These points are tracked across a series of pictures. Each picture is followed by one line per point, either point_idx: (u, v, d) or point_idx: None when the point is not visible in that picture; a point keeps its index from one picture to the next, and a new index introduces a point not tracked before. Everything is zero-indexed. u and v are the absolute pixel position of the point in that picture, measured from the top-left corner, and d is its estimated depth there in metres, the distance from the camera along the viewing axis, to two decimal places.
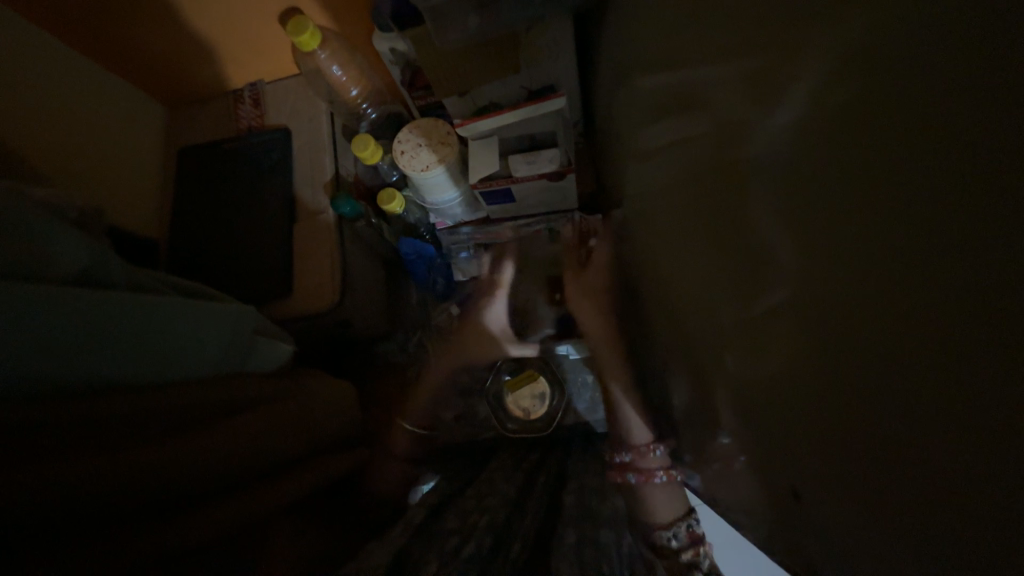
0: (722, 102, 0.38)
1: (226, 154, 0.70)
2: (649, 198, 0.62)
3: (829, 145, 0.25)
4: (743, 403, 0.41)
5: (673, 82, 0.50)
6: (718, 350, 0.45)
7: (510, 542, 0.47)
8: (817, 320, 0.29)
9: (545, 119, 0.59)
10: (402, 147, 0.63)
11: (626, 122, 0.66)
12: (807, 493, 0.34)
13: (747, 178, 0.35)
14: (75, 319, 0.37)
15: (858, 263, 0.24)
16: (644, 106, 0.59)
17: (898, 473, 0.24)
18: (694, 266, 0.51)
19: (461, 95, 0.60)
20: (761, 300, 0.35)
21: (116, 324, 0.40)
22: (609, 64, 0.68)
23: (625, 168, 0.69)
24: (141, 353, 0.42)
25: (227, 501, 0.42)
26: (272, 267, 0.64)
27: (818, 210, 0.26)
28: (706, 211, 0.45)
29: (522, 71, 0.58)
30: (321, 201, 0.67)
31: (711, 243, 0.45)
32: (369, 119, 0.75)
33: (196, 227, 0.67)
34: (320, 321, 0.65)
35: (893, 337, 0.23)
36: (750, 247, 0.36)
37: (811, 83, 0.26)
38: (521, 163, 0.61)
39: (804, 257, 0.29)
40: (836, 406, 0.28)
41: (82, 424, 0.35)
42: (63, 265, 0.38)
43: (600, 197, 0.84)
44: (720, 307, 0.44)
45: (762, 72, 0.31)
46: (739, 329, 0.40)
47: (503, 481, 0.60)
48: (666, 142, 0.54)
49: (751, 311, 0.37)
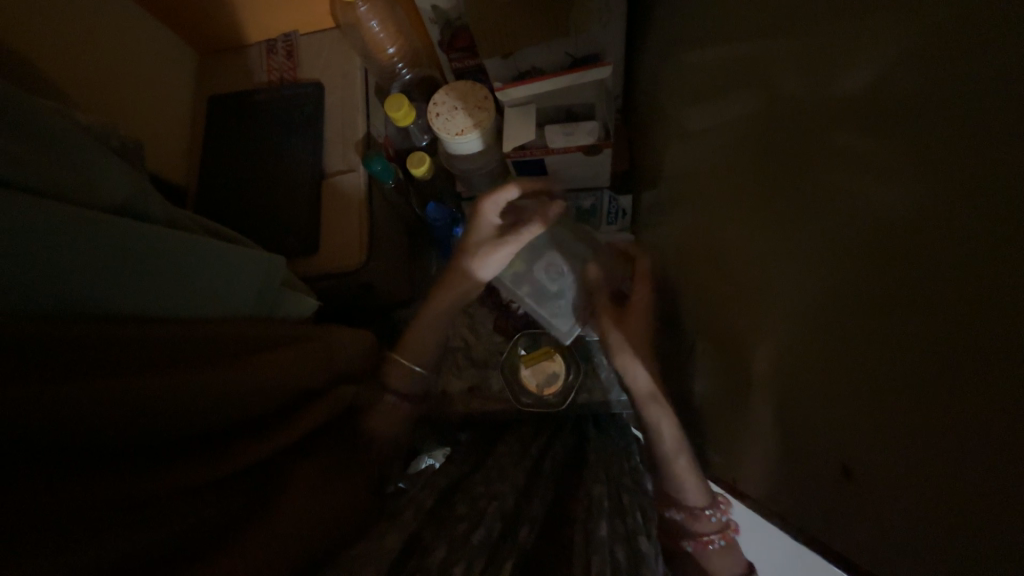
0: (786, 76, 0.37)
1: (259, 105, 0.69)
2: (687, 178, 0.61)
3: (937, 121, 0.25)
4: (770, 391, 0.41)
5: (723, 59, 0.48)
6: (748, 336, 0.45)
7: (517, 529, 0.48)
8: (872, 298, 0.30)
9: (586, 89, 0.57)
10: (437, 109, 0.61)
11: (668, 100, 0.64)
12: (828, 479, 0.35)
13: (806, 155, 0.35)
14: (131, 247, 0.37)
15: (946, 239, 0.25)
16: (693, 85, 0.56)
17: (943, 454, 0.26)
18: (726, 248, 0.50)
19: (505, 57, 0.58)
20: (802, 272, 0.36)
21: (164, 259, 0.40)
22: (657, 37, 0.66)
23: (663, 149, 0.68)
24: (184, 289, 0.42)
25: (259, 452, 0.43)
26: (300, 225, 0.63)
27: (907, 186, 0.27)
28: (746, 190, 0.45)
29: (569, 36, 0.56)
30: (351, 160, 0.66)
31: (748, 223, 0.45)
32: (402, 80, 0.73)
33: (226, 178, 0.66)
34: (346, 282, 0.65)
35: (971, 314, 0.24)
36: (799, 223, 0.36)
37: (923, 57, 0.26)
38: (559, 134, 0.60)
39: (871, 231, 0.30)
40: (879, 383, 0.30)
41: (137, 348, 0.36)
42: (108, 193, 0.38)
43: (633, 177, 0.82)
44: (753, 287, 0.44)
45: (846, 52, 0.31)
46: (774, 307, 0.40)
47: (510, 466, 0.60)
48: (707, 122, 0.53)
49: (788, 290, 0.38)
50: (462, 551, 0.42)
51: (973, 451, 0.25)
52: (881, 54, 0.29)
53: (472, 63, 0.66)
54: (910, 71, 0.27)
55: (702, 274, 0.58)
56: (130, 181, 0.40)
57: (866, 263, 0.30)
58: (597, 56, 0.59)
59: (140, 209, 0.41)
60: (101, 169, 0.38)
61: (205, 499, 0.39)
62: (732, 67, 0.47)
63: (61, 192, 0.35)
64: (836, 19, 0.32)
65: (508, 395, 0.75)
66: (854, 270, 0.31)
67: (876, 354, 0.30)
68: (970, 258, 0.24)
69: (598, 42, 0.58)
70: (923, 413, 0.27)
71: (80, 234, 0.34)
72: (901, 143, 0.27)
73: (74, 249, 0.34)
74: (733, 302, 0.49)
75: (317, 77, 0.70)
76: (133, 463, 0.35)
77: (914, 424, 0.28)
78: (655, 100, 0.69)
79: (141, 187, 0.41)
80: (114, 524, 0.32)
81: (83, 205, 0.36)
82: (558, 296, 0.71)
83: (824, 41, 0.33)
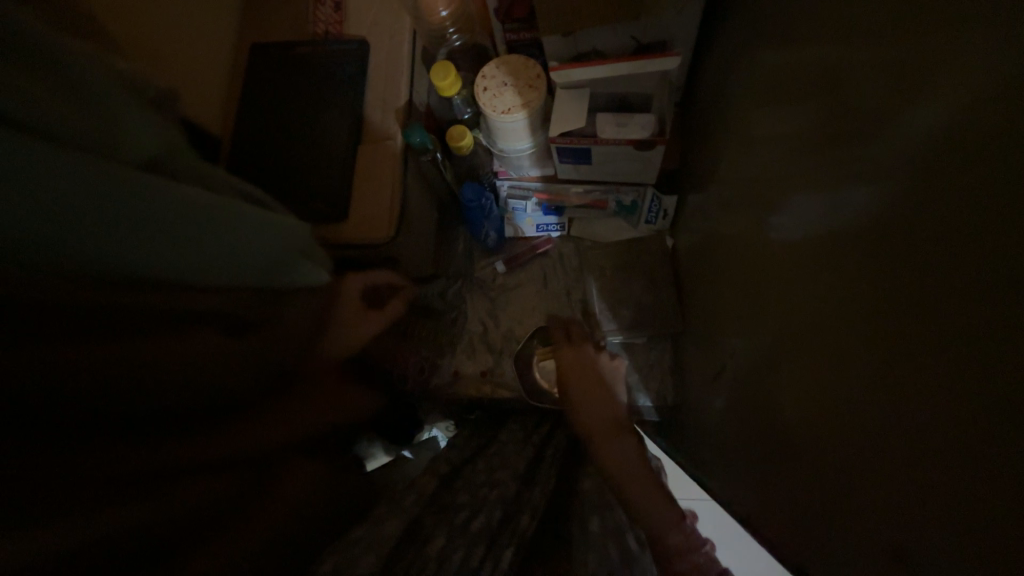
0: (854, 93, 0.34)
1: (300, 59, 0.66)
2: (740, 186, 0.57)
3: (994, 167, 0.23)
4: (801, 426, 0.39)
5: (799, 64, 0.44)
6: (784, 365, 0.43)
7: (520, 515, 0.48)
8: (907, 345, 0.28)
9: (648, 79, 0.54)
10: (485, 83, 0.58)
11: (734, 99, 0.59)
12: (846, 526, 0.34)
13: (863, 185, 0.33)
14: (158, 208, 0.36)
15: (987, 297, 0.23)
16: (763, 86, 0.51)
17: (961, 524, 0.25)
18: (770, 267, 0.47)
19: (565, 36, 0.54)
20: (842, 306, 0.34)
21: (191, 221, 0.39)
22: (731, 28, 0.60)
23: (719, 152, 0.63)
24: (208, 253, 0.41)
25: (251, 423, 0.43)
26: (331, 190, 0.61)
27: (955, 234, 0.25)
28: (799, 209, 0.42)
29: (637, 20, 0.52)
30: (389, 126, 0.63)
31: (795, 245, 0.42)
32: (450, 47, 0.71)
33: (261, 132, 0.64)
34: (371, 252, 0.63)
35: (1002, 381, 0.22)
36: (846, 255, 0.34)
37: (995, 95, 0.23)
38: (611, 124, 0.56)
39: (916, 276, 0.27)
40: (901, 434, 0.28)
41: (145, 313, 0.36)
42: (138, 147, 0.37)
43: (680, 177, 0.78)
44: (792, 315, 0.42)
45: (920, 76, 0.28)
46: (814, 341, 0.38)
47: (512, 455, 0.60)
48: (770, 128, 0.49)
49: (827, 324, 0.36)
50: (463, 540, 0.42)
51: (987, 523, 0.23)
52: (955, 85, 0.26)
53: (528, 36, 0.62)
54: (977, 108, 0.24)
55: (742, 289, 0.55)
56: (158, 138, 0.39)
57: (907, 309, 0.28)
58: (665, 44, 0.55)
59: (166, 166, 0.40)
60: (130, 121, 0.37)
61: (214, 465, 0.38)
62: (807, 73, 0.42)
63: (89, 144, 0.33)
64: (916, 36, 0.29)
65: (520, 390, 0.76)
66: (895, 316, 0.29)
67: (902, 405, 0.28)
68: (1008, 318, 0.22)
69: (668, 28, 0.54)
70: (950, 480, 0.25)
71: (107, 193, 0.33)
72: (964, 186, 0.25)
73: (94, 203, 0.32)
74: (771, 327, 0.46)
75: (362, 34, 0.66)
76: (139, 437, 0.34)
77: (937, 490, 0.26)
78: (717, 98, 0.64)
79: (172, 144, 0.40)
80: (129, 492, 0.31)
81: (103, 154, 0.34)
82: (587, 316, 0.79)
83: (901, 61, 0.30)
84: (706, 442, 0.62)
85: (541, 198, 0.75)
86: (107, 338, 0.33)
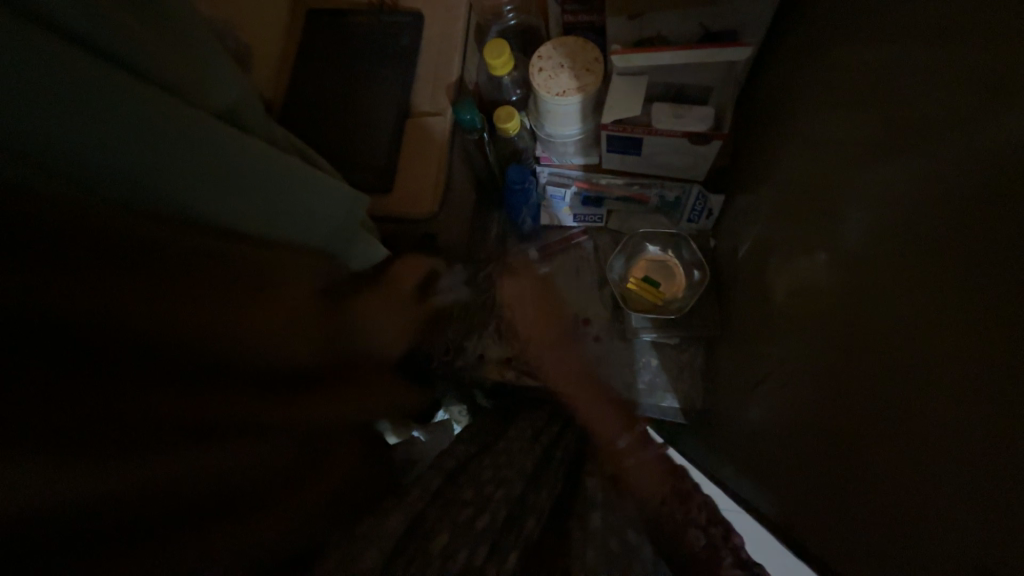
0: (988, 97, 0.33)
1: (357, 28, 0.65)
2: (806, 189, 0.55)
3: None
4: (911, 446, 0.37)
5: (909, 64, 0.41)
6: (878, 381, 0.41)
7: (523, 520, 0.48)
8: None
9: (714, 70, 0.53)
10: (541, 64, 0.57)
11: (801, 99, 0.57)
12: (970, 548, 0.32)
13: (1005, 189, 0.31)
14: (235, 157, 0.37)
15: None
16: (849, 88, 0.49)
17: None
18: (854, 279, 0.46)
19: (631, 18, 0.53)
20: (971, 318, 0.33)
21: (262, 174, 0.39)
22: (803, 25, 0.58)
23: (777, 154, 0.62)
24: (270, 209, 0.41)
25: (304, 385, 0.44)
26: (379, 162, 0.61)
27: None
28: (898, 219, 0.41)
29: (711, 6, 0.50)
30: (440, 103, 0.63)
31: (896, 260, 0.40)
32: (505, 25, 0.70)
33: (312, 99, 0.63)
34: (414, 229, 0.63)
35: None
36: (977, 260, 0.33)
37: None
38: (666, 115, 0.55)
39: None
40: None
41: (216, 264, 0.35)
42: (220, 95, 0.37)
43: (728, 176, 0.76)
44: (892, 330, 0.40)
45: None
46: (922, 357, 0.37)
47: (521, 450, 0.61)
48: (855, 131, 0.47)
49: (948, 341, 0.35)
50: (465, 538, 0.44)
51: None
52: None
53: (587, 19, 0.61)
54: None
55: (808, 297, 0.53)
56: (237, 87, 0.39)
57: None
58: (735, 34, 0.53)
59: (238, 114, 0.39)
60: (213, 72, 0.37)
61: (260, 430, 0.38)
62: (927, 71, 0.39)
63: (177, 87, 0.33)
64: None
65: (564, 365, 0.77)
66: None
67: None
68: None
69: (740, 17, 0.52)
70: None
71: (192, 134, 0.33)
72: None
73: (171, 147, 0.32)
74: (858, 335, 0.44)
75: (419, 6, 0.65)
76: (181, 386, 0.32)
77: None
78: (783, 98, 0.61)
79: (246, 96, 0.40)
80: (158, 441, 0.30)
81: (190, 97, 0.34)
82: (618, 313, 0.79)
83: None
84: (755, 451, 0.62)
85: (581, 187, 0.74)
86: (186, 286, 0.32)
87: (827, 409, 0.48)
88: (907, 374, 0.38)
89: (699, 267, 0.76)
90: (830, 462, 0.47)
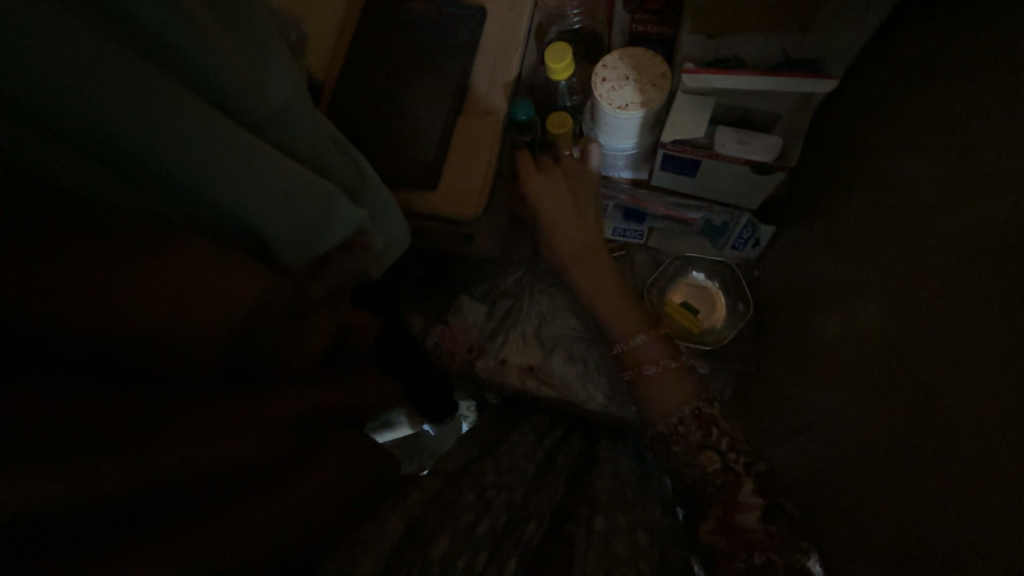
0: None
1: (414, 16, 0.64)
2: (859, 231, 0.53)
3: None
4: (929, 509, 0.36)
5: (992, 115, 0.38)
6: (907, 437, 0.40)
7: (523, 525, 0.47)
8: None
9: (787, 97, 0.51)
10: (605, 73, 0.55)
11: (864, 138, 0.55)
12: None
13: None
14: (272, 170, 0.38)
15: None
16: (919, 130, 0.46)
17: None
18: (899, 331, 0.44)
19: (709, 38, 0.52)
20: (1005, 393, 0.32)
21: (301, 187, 0.40)
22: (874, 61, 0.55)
23: (833, 192, 0.59)
24: (305, 224, 0.42)
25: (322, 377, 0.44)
26: (420, 156, 0.60)
27: None
28: (956, 276, 0.39)
29: (795, 34, 0.49)
30: (495, 99, 0.62)
31: (944, 319, 0.39)
32: (568, 28, 0.68)
33: (361, 84, 0.62)
34: (447, 227, 0.63)
35: None
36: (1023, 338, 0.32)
37: None
38: (731, 140, 0.53)
39: None
40: None
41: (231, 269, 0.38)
42: (267, 100, 0.38)
43: (775, 206, 0.73)
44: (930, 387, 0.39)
45: None
46: (960, 420, 0.35)
47: (523, 459, 0.61)
48: (921, 173, 0.45)
49: (985, 410, 0.34)
50: (465, 542, 0.44)
51: None
52: None
53: (654, 31, 0.60)
54: None
55: (851, 344, 0.51)
56: (287, 93, 0.39)
57: None
58: (813, 62, 0.51)
59: (275, 123, 0.40)
60: (260, 65, 0.38)
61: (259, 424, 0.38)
62: (1011, 122, 0.36)
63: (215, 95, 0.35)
64: None
65: (582, 380, 0.76)
66: None
67: None
68: None
69: (827, 45, 0.50)
70: None
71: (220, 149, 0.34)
72: None
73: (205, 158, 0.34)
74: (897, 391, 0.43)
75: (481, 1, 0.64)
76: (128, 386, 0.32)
77: None
78: (844, 135, 0.59)
79: (298, 98, 0.41)
80: (173, 432, 0.32)
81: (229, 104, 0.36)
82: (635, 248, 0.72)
83: None
84: None
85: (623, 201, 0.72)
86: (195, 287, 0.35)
87: (852, 461, 0.46)
88: (939, 447, 0.36)
89: (742, 301, 0.75)
90: (845, 512, 0.46)
